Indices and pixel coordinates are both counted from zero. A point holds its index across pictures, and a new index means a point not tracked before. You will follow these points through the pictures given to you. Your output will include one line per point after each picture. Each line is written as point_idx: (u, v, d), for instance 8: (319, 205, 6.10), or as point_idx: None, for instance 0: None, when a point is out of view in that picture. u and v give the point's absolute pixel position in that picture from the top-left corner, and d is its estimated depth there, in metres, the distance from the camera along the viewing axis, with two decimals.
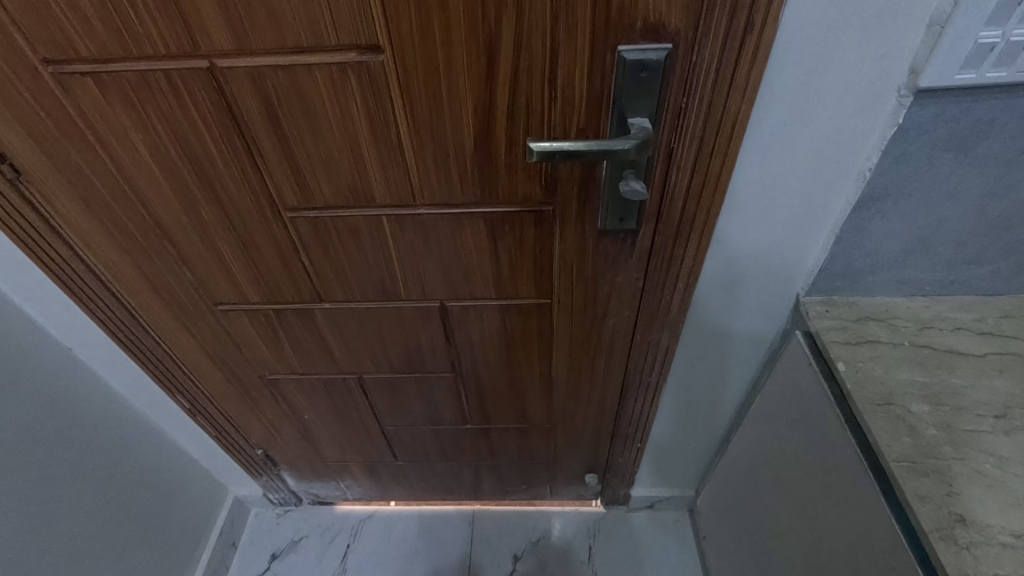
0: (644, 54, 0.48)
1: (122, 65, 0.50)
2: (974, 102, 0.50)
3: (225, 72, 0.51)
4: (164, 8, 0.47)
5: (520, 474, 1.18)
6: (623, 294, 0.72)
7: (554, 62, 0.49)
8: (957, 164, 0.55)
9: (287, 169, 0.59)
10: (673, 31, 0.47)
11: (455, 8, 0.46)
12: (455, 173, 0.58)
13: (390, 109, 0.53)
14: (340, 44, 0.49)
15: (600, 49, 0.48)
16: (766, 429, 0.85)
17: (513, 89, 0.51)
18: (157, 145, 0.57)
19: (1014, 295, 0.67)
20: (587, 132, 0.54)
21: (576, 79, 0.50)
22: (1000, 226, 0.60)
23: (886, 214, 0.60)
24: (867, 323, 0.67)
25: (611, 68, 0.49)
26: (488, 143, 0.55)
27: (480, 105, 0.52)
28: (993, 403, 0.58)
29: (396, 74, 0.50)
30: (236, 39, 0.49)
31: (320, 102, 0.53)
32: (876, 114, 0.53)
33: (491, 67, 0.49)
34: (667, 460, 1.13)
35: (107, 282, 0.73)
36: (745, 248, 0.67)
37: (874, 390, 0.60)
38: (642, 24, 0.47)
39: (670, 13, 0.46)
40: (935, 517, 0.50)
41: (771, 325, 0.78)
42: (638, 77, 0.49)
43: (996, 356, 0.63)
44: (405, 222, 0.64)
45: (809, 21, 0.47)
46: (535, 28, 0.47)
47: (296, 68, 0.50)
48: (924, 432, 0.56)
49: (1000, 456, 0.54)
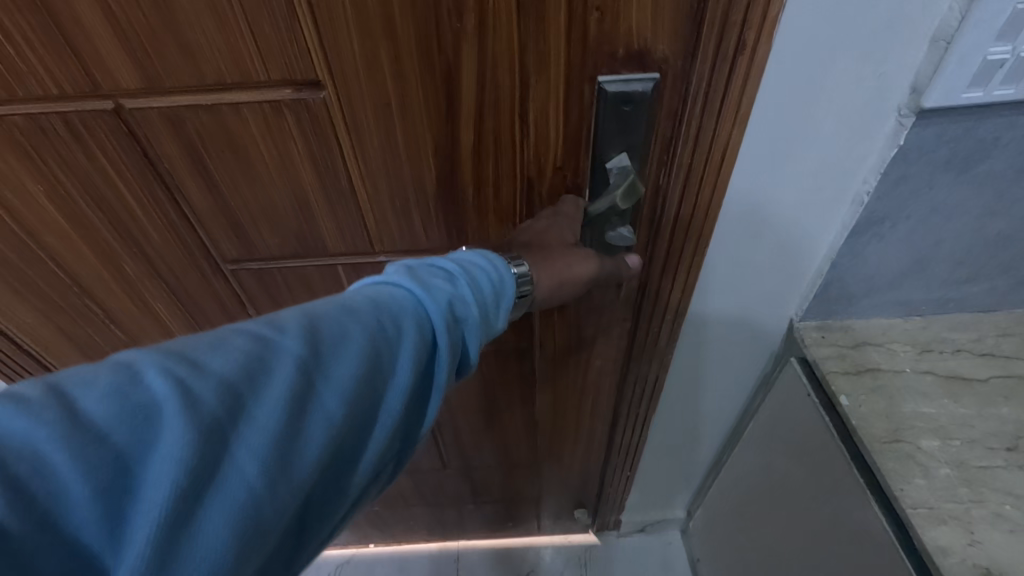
0: (628, 85, 0.43)
1: (9, 108, 0.44)
2: (977, 122, 0.46)
3: (134, 113, 0.45)
4: (49, 44, 0.40)
5: (505, 512, 1.12)
6: (611, 335, 0.67)
7: (525, 96, 0.44)
8: (958, 184, 0.51)
9: (222, 218, 0.53)
10: (660, 59, 0.42)
11: (405, 38, 0.40)
12: (418, 218, 0.53)
13: (337, 151, 0.47)
14: (271, 81, 0.43)
15: (576, 82, 0.43)
16: (762, 456, 0.81)
17: (479, 126, 0.46)
18: (62, 198, 0.50)
19: (1009, 311, 0.65)
20: (564, 169, 0.49)
21: (551, 114, 0.45)
22: (998, 245, 0.57)
23: (884, 237, 0.56)
24: (864, 349, 0.63)
25: (591, 100, 0.45)
26: (452, 185, 0.50)
27: (441, 144, 0.47)
28: (1003, 433, 0.55)
29: (341, 111, 0.45)
30: (143, 77, 0.42)
31: (254, 144, 0.47)
32: (874, 136, 0.48)
33: (452, 102, 0.44)
34: (657, 484, 1.08)
35: (24, 343, 0.66)
36: (733, 277, 0.63)
37: (879, 426, 0.57)
38: (624, 52, 0.42)
39: (657, 41, 0.41)
40: (960, 572, 0.46)
41: (761, 352, 0.75)
42: (622, 111, 0.44)
43: (1000, 379, 0.60)
44: (363, 268, 0.59)
45: (802, 40, 0.43)
46: (501, 60, 0.42)
47: (220, 107, 0.44)
48: (938, 472, 0.52)
49: (1018, 495, 0.50)
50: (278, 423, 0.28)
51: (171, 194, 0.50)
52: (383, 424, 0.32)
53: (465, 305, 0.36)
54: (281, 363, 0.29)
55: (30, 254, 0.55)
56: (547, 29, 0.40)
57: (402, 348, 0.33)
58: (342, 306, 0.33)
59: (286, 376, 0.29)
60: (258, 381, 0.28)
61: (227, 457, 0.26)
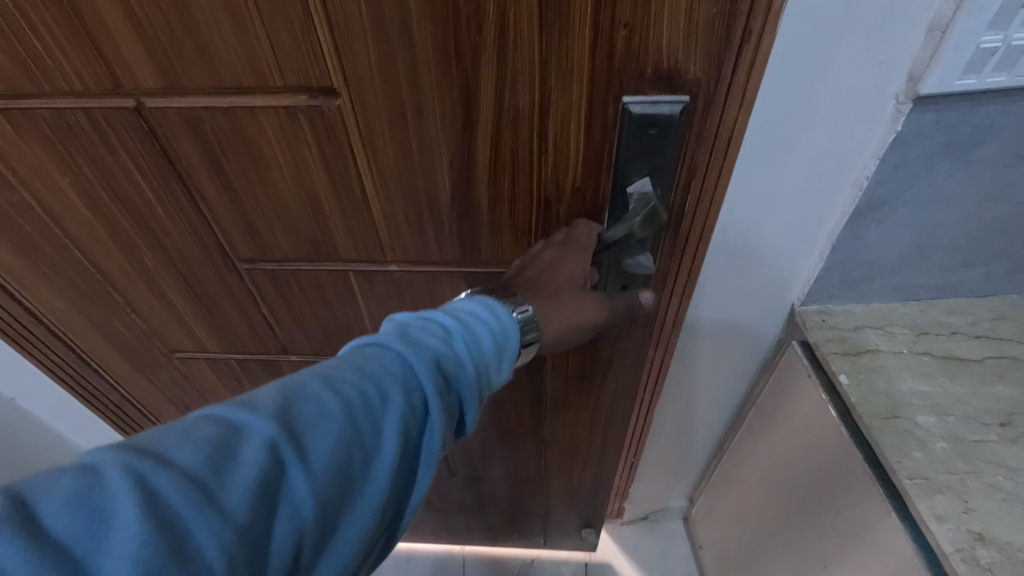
0: (655, 107, 0.44)
1: (36, 103, 0.46)
2: (973, 108, 0.48)
3: (154, 111, 0.46)
4: (74, 39, 0.42)
5: (510, 523, 1.14)
6: (627, 358, 0.70)
7: (546, 113, 0.45)
8: (954, 170, 0.53)
9: (236, 218, 0.55)
10: (690, 81, 0.43)
11: (422, 48, 0.41)
12: (431, 230, 0.55)
13: (350, 158, 0.49)
14: (288, 86, 0.44)
15: (600, 101, 0.44)
16: (764, 439, 0.83)
17: (496, 140, 0.47)
18: (87, 188, 0.53)
19: (1005, 296, 0.67)
20: (584, 190, 0.50)
21: (571, 133, 0.46)
22: (993, 230, 0.59)
23: (883, 222, 0.58)
24: (865, 332, 0.66)
25: (616, 119, 0.45)
26: (467, 197, 0.51)
27: (456, 155, 0.48)
28: (997, 410, 0.57)
29: (356, 118, 0.46)
30: (163, 77, 0.44)
31: (268, 149, 0.48)
32: (874, 122, 0.51)
33: (469, 113, 0.45)
34: (661, 472, 1.10)
35: (51, 327, 0.68)
36: (738, 263, 0.65)
37: (879, 404, 0.59)
38: (652, 71, 0.43)
39: (688, 62, 0.42)
40: (954, 538, 0.48)
41: (763, 339, 0.77)
42: (648, 133, 0.45)
43: (995, 360, 0.62)
44: (374, 277, 0.61)
45: (804, 30, 0.45)
46: (521, 73, 0.42)
47: (236, 110, 0.45)
48: (934, 446, 0.55)
49: (1011, 467, 0.53)
50: (249, 510, 0.28)
51: (188, 190, 0.52)
52: (364, 496, 0.32)
53: (453, 364, 0.38)
54: (251, 448, 0.30)
55: (60, 242, 0.58)
56: (571, 43, 0.41)
57: (385, 418, 0.34)
58: (323, 378, 0.34)
59: (256, 460, 0.29)
60: (227, 468, 0.29)
61: (194, 548, 0.26)
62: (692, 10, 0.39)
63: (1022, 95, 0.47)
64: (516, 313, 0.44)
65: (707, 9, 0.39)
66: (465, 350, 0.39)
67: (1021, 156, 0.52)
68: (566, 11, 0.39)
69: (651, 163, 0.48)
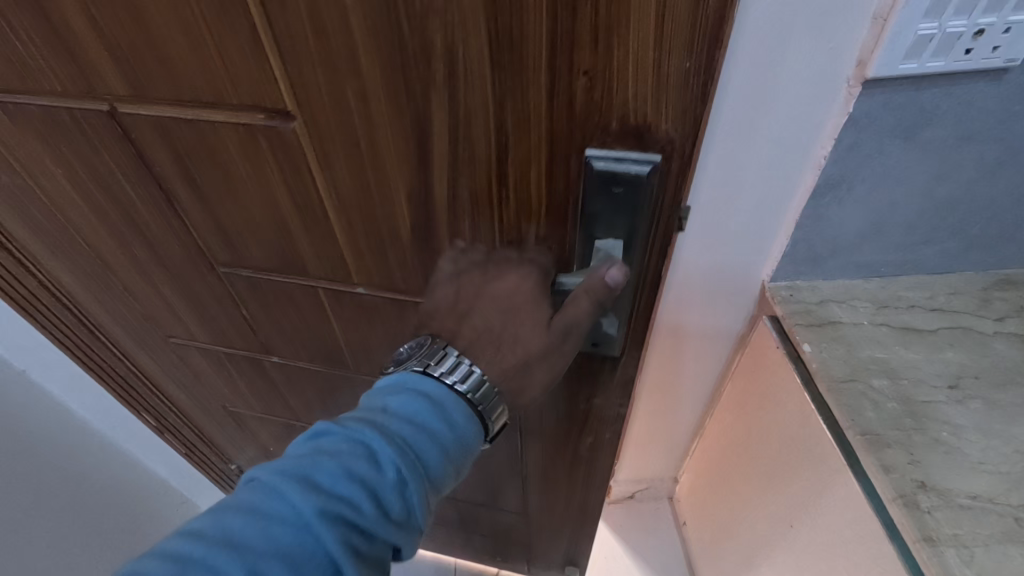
0: (620, 164, 0.41)
1: (24, 99, 0.48)
2: (918, 91, 0.53)
3: (127, 118, 0.47)
4: (52, 44, 0.43)
5: (492, 545, 1.17)
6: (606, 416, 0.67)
7: (504, 157, 0.42)
8: (905, 151, 0.58)
9: (211, 224, 0.56)
10: (663, 137, 0.39)
11: (371, 79, 0.39)
12: (394, 262, 0.54)
13: (309, 181, 0.47)
14: (244, 105, 0.43)
15: (564, 151, 0.41)
16: (739, 412, 0.88)
17: (453, 181, 0.44)
18: (79, 181, 0.55)
19: (961, 272, 0.71)
20: (549, 241, 0.47)
21: (533, 182, 0.43)
22: (945, 209, 0.64)
23: (843, 201, 0.63)
24: (828, 305, 0.70)
25: (580, 173, 0.42)
26: (428, 233, 0.49)
27: (414, 192, 0.46)
28: (946, 374, 0.62)
29: (312, 143, 0.44)
30: (131, 87, 0.44)
31: (233, 163, 0.48)
32: (830, 105, 0.55)
33: (423, 150, 0.43)
34: (645, 450, 1.15)
35: (62, 298, 0.71)
36: (711, 239, 0.70)
37: (838, 369, 0.63)
38: (618, 126, 0.39)
39: (661, 118, 0.39)
40: (899, 485, 0.53)
41: (736, 317, 0.81)
42: (612, 190, 0.42)
43: (948, 330, 0.66)
44: (343, 298, 0.61)
45: (763, 18, 0.49)
46: (476, 115, 0.40)
47: (200, 124, 0.45)
48: (886, 406, 0.59)
49: (956, 424, 0.57)
50: None
51: (165, 194, 0.53)
52: None
53: (372, 474, 0.40)
54: None
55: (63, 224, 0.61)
56: (528, 87, 0.38)
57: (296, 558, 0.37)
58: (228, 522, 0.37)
59: None
60: None
61: None
62: (662, 63, 0.36)
63: (961, 79, 0.52)
64: (459, 384, 0.46)
65: (678, 65, 0.36)
66: (390, 453, 0.41)
67: (966, 137, 0.56)
68: (523, 53, 0.36)
69: (619, 227, 0.44)
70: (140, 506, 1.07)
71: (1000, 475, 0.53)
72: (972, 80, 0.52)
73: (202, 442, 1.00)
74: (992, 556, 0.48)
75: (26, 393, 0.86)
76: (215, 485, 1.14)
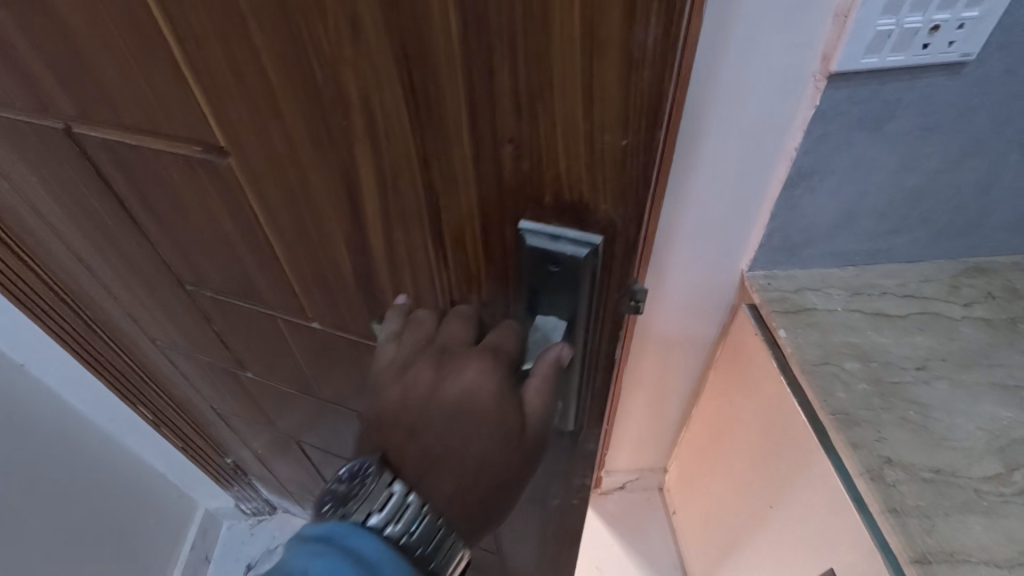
0: (556, 243, 0.35)
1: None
2: (881, 85, 0.55)
3: (81, 137, 0.43)
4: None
5: None
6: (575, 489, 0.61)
7: (438, 219, 0.37)
8: (872, 142, 0.60)
9: (173, 245, 0.52)
10: (601, 219, 0.34)
11: (293, 123, 0.34)
12: (341, 305, 0.49)
13: (252, 217, 0.43)
14: (179, 134, 0.38)
15: (497, 223, 0.36)
16: (722, 400, 0.90)
17: (389, 237, 0.39)
18: (53, 190, 0.53)
19: (931, 260, 0.74)
20: (492, 307, 0.42)
21: (469, 248, 0.38)
22: (913, 198, 0.66)
23: (815, 190, 0.65)
24: (804, 293, 0.73)
25: (516, 246, 0.37)
26: (371, 283, 0.44)
27: (351, 242, 0.41)
28: (915, 356, 0.64)
29: (247, 181, 0.39)
30: (79, 107, 0.40)
31: (180, 190, 0.44)
32: (798, 98, 0.57)
33: (355, 201, 0.37)
34: (635, 440, 1.17)
35: (58, 291, 0.72)
36: (690, 229, 0.72)
37: (812, 353, 0.65)
38: (552, 201, 0.34)
39: (598, 197, 0.33)
40: (867, 460, 0.55)
41: (719, 307, 0.84)
42: (547, 269, 0.37)
43: (918, 315, 0.69)
44: (302, 331, 0.57)
45: (730, 16, 0.52)
46: (404, 173, 0.34)
47: (143, 149, 0.41)
48: (856, 386, 0.62)
49: (922, 403, 0.60)
50: None
51: (128, 212, 0.50)
52: None
53: None
54: None
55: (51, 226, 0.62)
56: (453, 157, 0.33)
57: None
58: None
59: None
60: None
61: None
62: (594, 139, 0.30)
63: (921, 72, 0.54)
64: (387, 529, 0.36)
65: (613, 143, 0.30)
66: None
67: (929, 129, 0.59)
68: (440, 117, 0.31)
69: (561, 303, 0.39)
70: (138, 498, 1.08)
71: (961, 450, 0.55)
72: (932, 73, 0.54)
73: (198, 435, 1.02)
74: (951, 525, 0.50)
75: (25, 386, 0.87)
76: (211, 478, 1.16)
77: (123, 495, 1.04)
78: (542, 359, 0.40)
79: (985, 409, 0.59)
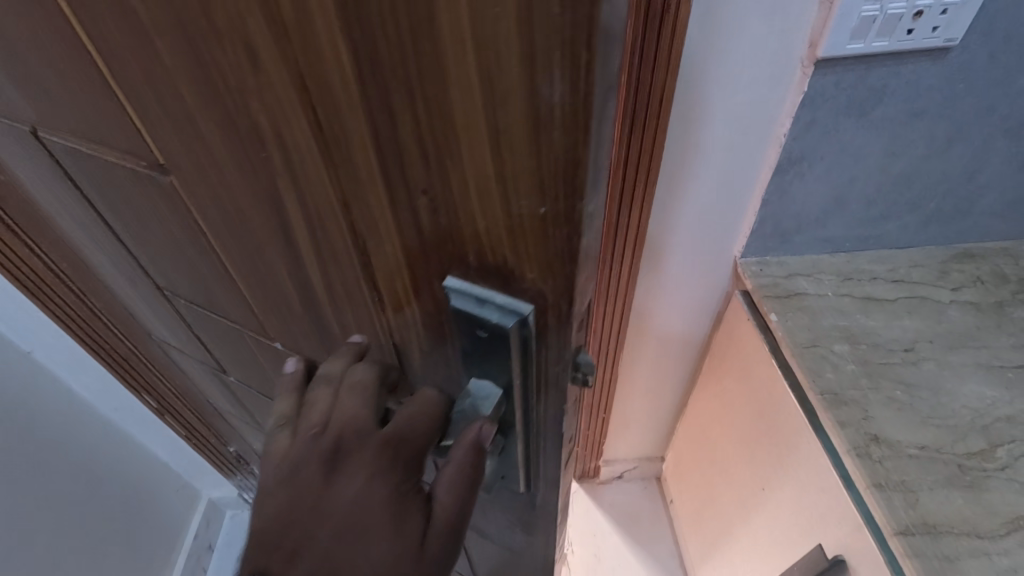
0: (480, 308, 0.29)
1: None
2: (867, 71, 0.56)
3: (51, 144, 0.42)
4: None
5: None
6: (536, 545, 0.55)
7: (367, 264, 0.32)
8: (859, 128, 0.61)
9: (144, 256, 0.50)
10: (530, 286, 0.28)
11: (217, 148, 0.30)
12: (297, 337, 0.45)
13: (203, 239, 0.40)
14: (126, 152, 0.36)
15: (423, 276, 0.30)
16: (716, 387, 0.91)
17: (326, 278, 0.35)
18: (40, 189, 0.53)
19: (921, 247, 0.75)
20: (434, 354, 0.36)
21: (402, 297, 0.33)
22: (902, 184, 0.67)
23: (805, 176, 0.66)
24: (796, 278, 0.74)
25: (445, 300, 0.31)
26: (321, 319, 0.40)
27: (293, 276, 0.37)
28: (903, 339, 0.66)
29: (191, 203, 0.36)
30: (41, 116, 0.39)
31: (140, 205, 0.41)
32: (786, 84, 0.59)
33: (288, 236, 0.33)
34: (632, 429, 1.18)
35: (64, 279, 0.74)
36: (683, 217, 0.73)
37: (802, 336, 0.67)
38: (477, 261, 0.28)
39: (523, 265, 0.27)
40: (854, 438, 0.56)
41: (713, 295, 0.85)
42: (476, 333, 0.31)
43: (907, 299, 0.70)
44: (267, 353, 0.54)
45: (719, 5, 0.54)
46: (327, 212, 0.30)
47: (102, 161, 0.39)
48: (845, 367, 0.63)
49: (909, 383, 0.61)
50: None
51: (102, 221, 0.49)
52: None
53: None
54: None
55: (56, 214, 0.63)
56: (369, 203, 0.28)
57: None
58: None
59: None
60: None
61: None
62: (509, 204, 0.25)
63: (906, 58, 0.55)
64: None
65: (530, 210, 0.25)
66: None
67: (914, 115, 0.60)
68: (352, 157, 0.26)
69: (496, 369, 0.32)
70: (142, 486, 1.10)
71: (947, 428, 0.57)
72: (916, 59, 0.56)
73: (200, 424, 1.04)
74: (934, 499, 0.52)
75: (33, 374, 0.89)
76: (214, 467, 1.18)
77: (128, 482, 1.06)
78: (462, 440, 0.35)
79: (970, 389, 0.60)
